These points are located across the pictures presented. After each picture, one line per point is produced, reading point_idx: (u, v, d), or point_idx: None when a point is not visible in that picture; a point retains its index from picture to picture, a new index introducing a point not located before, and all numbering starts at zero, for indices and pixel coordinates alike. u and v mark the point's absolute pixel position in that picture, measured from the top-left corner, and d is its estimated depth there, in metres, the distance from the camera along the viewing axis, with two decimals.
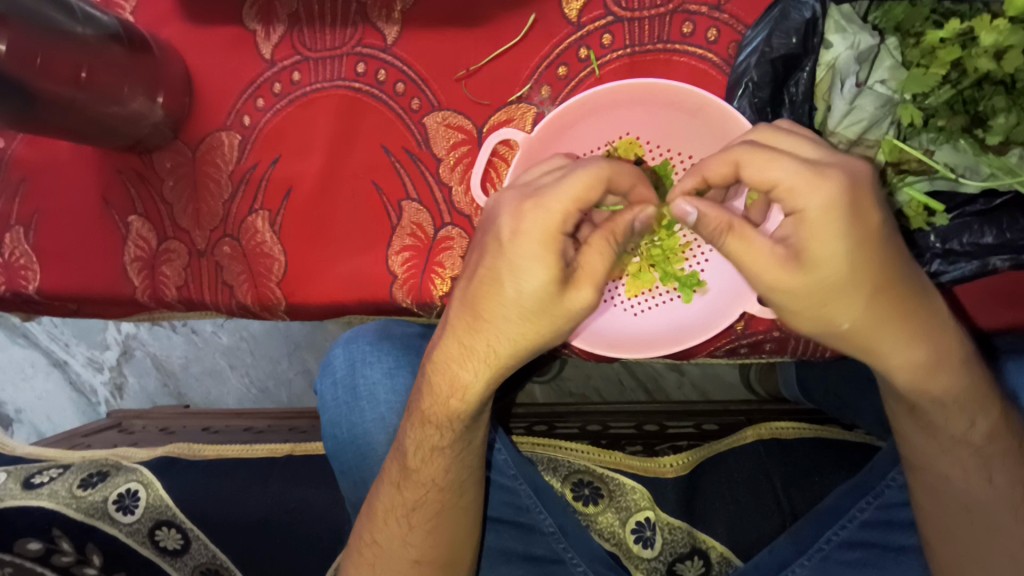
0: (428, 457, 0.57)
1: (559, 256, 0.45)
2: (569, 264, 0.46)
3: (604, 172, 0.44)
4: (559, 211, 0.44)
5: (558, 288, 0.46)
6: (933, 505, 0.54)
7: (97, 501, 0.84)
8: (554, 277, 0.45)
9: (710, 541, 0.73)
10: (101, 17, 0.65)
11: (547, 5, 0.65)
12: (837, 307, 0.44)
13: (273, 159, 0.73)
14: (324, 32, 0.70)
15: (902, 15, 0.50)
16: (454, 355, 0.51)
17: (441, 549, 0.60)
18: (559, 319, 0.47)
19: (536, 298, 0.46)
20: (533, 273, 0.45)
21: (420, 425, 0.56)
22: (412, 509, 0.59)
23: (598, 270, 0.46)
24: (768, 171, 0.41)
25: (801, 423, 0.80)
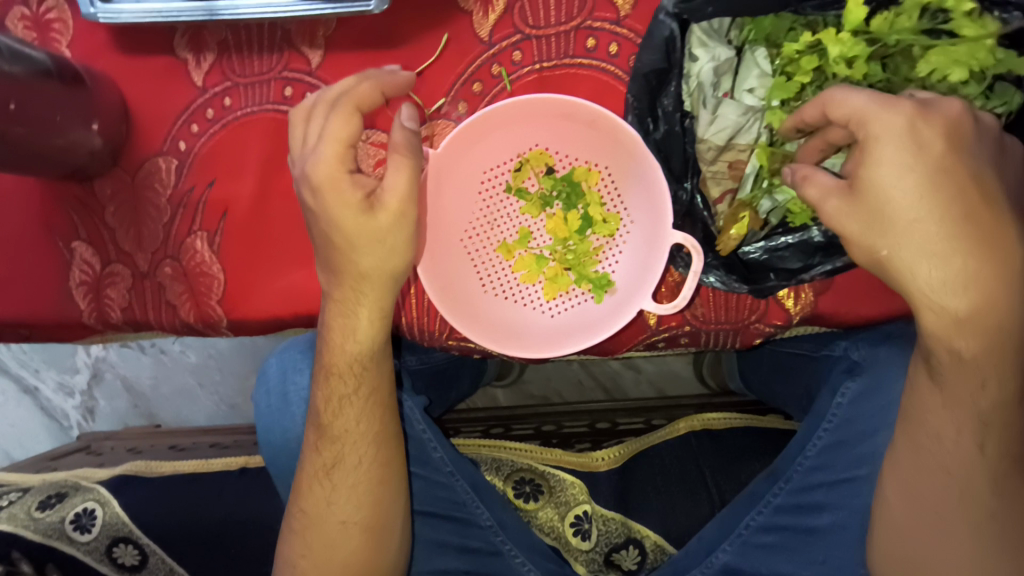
0: (339, 407, 0.64)
1: (358, 189, 0.55)
2: (369, 194, 0.56)
3: (347, 106, 0.55)
4: (335, 155, 0.54)
5: (364, 214, 0.55)
6: (911, 464, 0.56)
7: (54, 522, 0.85)
8: (358, 204, 0.55)
9: (644, 531, 0.76)
10: (33, 53, 0.67)
11: (459, 26, 0.68)
12: (882, 243, 0.47)
13: (209, 182, 0.75)
14: (252, 58, 0.73)
15: (770, 27, 0.55)
16: (338, 313, 0.61)
17: (369, 513, 0.64)
18: (389, 238, 0.57)
19: (353, 226, 0.56)
20: (336, 215, 0.55)
21: (325, 381, 0.64)
22: (332, 469, 0.64)
23: (397, 184, 0.55)
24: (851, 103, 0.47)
25: (733, 414, 0.84)
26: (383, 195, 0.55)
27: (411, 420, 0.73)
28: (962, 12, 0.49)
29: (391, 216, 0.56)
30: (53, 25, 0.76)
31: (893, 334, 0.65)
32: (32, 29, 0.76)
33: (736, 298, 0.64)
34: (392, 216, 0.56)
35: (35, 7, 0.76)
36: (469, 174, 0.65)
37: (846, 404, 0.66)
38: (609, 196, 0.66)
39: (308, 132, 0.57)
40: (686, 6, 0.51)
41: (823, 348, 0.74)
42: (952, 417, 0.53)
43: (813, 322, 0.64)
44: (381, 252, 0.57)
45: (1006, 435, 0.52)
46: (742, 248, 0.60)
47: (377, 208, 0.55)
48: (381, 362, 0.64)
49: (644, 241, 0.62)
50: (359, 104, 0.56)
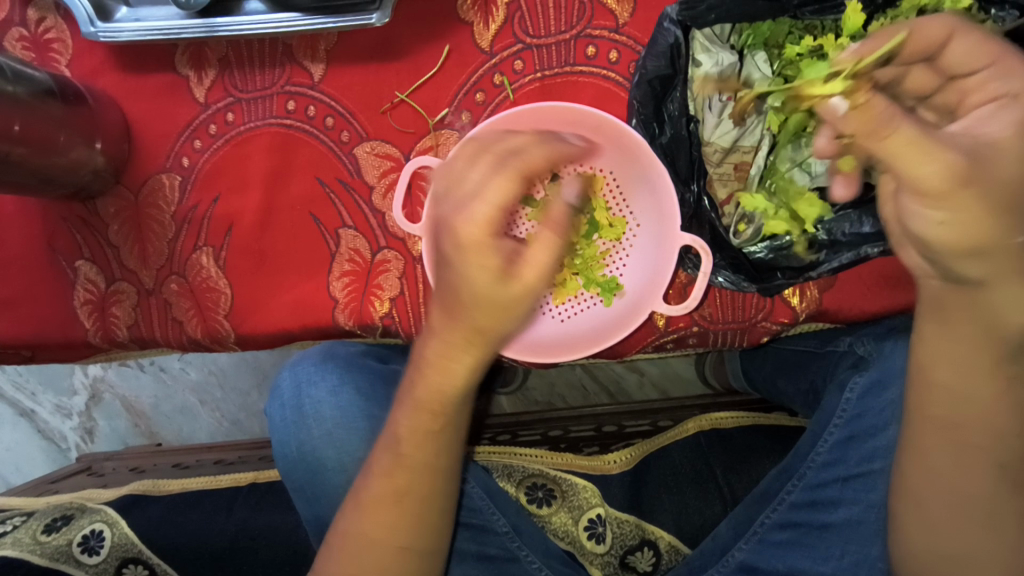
0: (421, 441, 0.57)
1: (501, 256, 0.47)
2: (508, 261, 0.47)
3: (514, 168, 0.46)
4: (486, 217, 0.45)
5: (500, 281, 0.47)
6: (954, 466, 0.53)
7: (62, 544, 0.84)
8: (495, 271, 0.46)
9: (659, 532, 0.76)
10: (34, 73, 0.67)
11: (460, 37, 0.69)
12: (992, 220, 0.41)
13: (213, 198, 0.76)
14: (254, 73, 0.74)
15: (768, 32, 0.57)
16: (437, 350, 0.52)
17: (424, 539, 0.59)
18: (515, 309, 0.48)
19: (484, 297, 0.47)
20: (469, 276, 0.47)
21: (411, 411, 0.56)
22: (403, 496, 0.57)
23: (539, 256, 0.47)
24: (976, 53, 0.47)
25: (741, 413, 0.85)
26: (521, 265, 0.47)
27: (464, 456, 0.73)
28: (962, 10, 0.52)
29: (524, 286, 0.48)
30: (52, 45, 0.76)
31: (897, 328, 0.67)
32: (31, 50, 0.76)
33: (742, 297, 0.65)
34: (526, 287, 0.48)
35: (34, 28, 0.76)
36: None
37: (854, 400, 0.67)
38: (614, 201, 0.67)
39: (466, 179, 0.47)
40: (689, 13, 0.52)
41: (827, 344, 0.76)
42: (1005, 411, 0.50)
43: (818, 319, 0.65)
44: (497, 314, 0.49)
45: None
46: (748, 248, 0.60)
47: (511, 279, 0.47)
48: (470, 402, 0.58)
49: (654, 243, 0.64)
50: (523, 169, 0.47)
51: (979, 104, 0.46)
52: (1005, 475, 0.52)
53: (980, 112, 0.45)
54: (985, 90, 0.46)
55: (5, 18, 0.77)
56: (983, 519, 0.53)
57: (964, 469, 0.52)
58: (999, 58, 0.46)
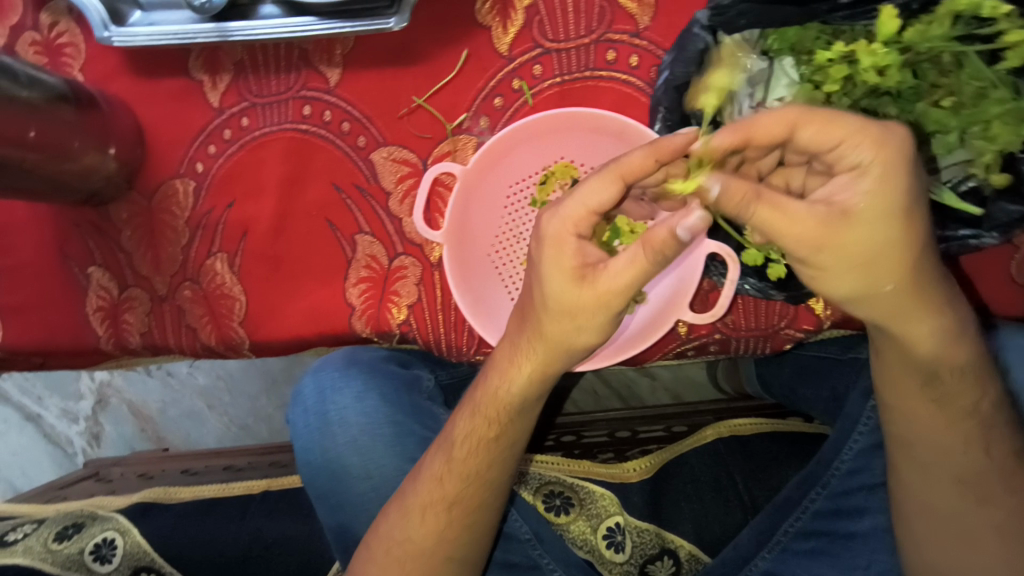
0: (474, 448, 0.59)
1: (576, 259, 0.50)
2: (588, 265, 0.50)
3: (612, 172, 0.48)
4: (573, 217, 0.50)
5: (575, 283, 0.50)
6: (923, 483, 0.55)
7: (73, 553, 0.84)
8: (572, 273, 0.50)
9: (678, 540, 0.75)
10: (48, 79, 0.66)
11: (478, 41, 0.68)
12: (884, 269, 0.45)
13: (228, 204, 0.75)
14: (269, 78, 0.73)
15: (795, 37, 0.54)
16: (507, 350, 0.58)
17: (469, 547, 0.61)
18: (581, 316, 0.51)
19: (558, 298, 0.51)
20: (546, 274, 0.51)
21: (468, 414, 0.60)
22: (451, 504, 0.60)
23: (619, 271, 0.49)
24: (828, 133, 0.43)
25: (757, 419, 0.85)
26: (602, 272, 0.49)
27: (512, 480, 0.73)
28: (1002, 16, 0.48)
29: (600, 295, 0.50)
30: (65, 50, 0.76)
31: None
32: (43, 54, 0.76)
33: (765, 305, 0.64)
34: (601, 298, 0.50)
35: (47, 32, 0.75)
36: (498, 188, 0.69)
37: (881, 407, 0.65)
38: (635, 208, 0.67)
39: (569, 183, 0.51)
40: (719, 18, 0.52)
41: (848, 351, 0.75)
42: (954, 433, 0.54)
43: (844, 326, 0.64)
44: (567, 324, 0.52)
45: (1007, 435, 0.54)
46: None
47: (587, 282, 0.50)
48: (527, 416, 0.59)
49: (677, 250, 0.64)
50: (627, 174, 0.48)
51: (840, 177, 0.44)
52: (969, 492, 0.54)
53: (840, 178, 0.44)
54: (841, 162, 0.43)
55: (17, 21, 0.76)
56: (959, 532, 0.55)
57: (923, 486, 0.56)
58: (851, 134, 0.42)
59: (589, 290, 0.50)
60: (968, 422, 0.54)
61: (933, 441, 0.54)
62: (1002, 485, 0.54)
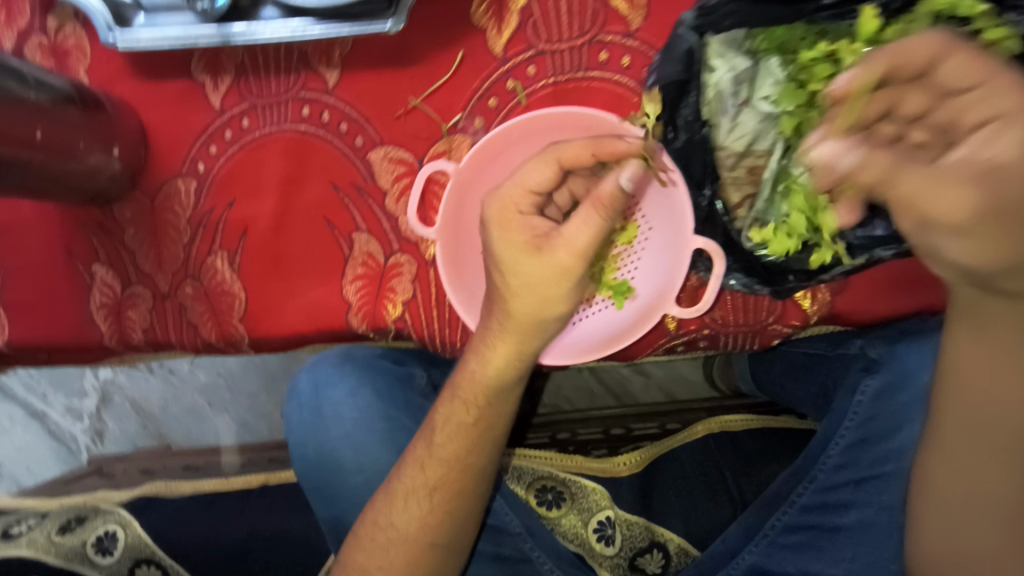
0: (454, 434, 0.61)
1: (527, 233, 0.55)
2: (540, 236, 0.55)
3: (549, 156, 0.56)
4: (513, 196, 0.56)
5: (533, 254, 0.55)
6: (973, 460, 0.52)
7: (75, 546, 0.85)
8: (527, 244, 0.55)
9: (668, 534, 0.77)
10: (54, 81, 0.68)
11: (473, 43, 0.70)
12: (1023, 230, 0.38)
13: (229, 203, 0.77)
14: (269, 79, 0.75)
15: (783, 37, 0.56)
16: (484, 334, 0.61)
17: (449, 535, 0.63)
18: (542, 285, 0.55)
19: (528, 274, 0.55)
20: (503, 250, 0.56)
21: (446, 401, 0.62)
22: (434, 490, 0.61)
23: (572, 238, 0.54)
24: (969, 72, 0.45)
25: (749, 415, 0.84)
26: (555, 240, 0.54)
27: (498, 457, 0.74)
28: (978, 15, 0.49)
29: (566, 259, 0.54)
30: (71, 52, 0.78)
31: (906, 332, 0.67)
32: (50, 57, 0.78)
33: (753, 301, 0.65)
34: (561, 264, 0.54)
35: (54, 35, 0.77)
36: (489, 185, 0.70)
37: (866, 403, 0.67)
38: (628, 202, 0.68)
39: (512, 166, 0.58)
40: (706, 19, 0.53)
41: (837, 347, 0.75)
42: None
43: (831, 322, 0.65)
44: (534, 300, 0.56)
45: None
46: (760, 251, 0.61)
47: (543, 252, 0.55)
48: (505, 399, 0.62)
49: (667, 247, 0.65)
50: (563, 158, 0.55)
51: (972, 128, 0.44)
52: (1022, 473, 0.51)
53: (976, 137, 0.43)
54: (974, 113, 0.44)
55: (25, 25, 0.78)
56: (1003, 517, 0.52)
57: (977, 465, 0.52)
58: (988, 78, 0.44)
59: (546, 259, 0.54)
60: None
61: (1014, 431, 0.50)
62: None
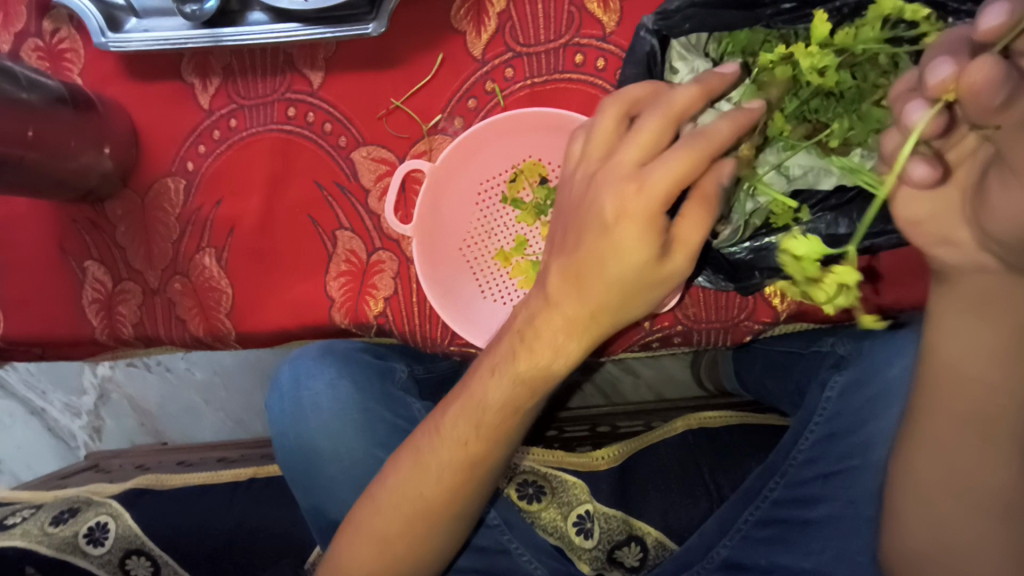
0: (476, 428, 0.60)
1: (662, 237, 0.51)
2: (665, 237, 0.52)
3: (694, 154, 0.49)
4: (656, 192, 0.50)
5: (660, 260, 0.52)
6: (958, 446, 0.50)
7: (68, 536, 0.87)
8: (656, 247, 0.52)
9: (645, 528, 0.77)
10: (47, 82, 0.70)
11: (453, 46, 0.72)
12: None
13: (216, 201, 0.79)
14: (256, 81, 0.77)
15: (745, 40, 0.58)
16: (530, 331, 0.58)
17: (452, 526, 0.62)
18: (653, 284, 0.54)
19: (640, 270, 0.53)
20: (626, 253, 0.52)
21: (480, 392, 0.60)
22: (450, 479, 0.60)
23: (693, 239, 0.52)
24: None
25: (727, 411, 0.87)
26: (680, 241, 0.52)
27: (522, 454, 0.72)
28: (922, 19, 0.51)
29: (682, 259, 0.53)
30: (65, 55, 0.80)
31: (876, 330, 0.69)
32: (45, 59, 0.80)
33: (725, 297, 0.67)
34: (678, 264, 0.53)
35: (49, 38, 0.80)
36: (466, 183, 0.73)
37: (835, 398, 0.68)
38: None
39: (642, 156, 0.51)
40: (664, 23, 0.55)
41: (812, 344, 0.77)
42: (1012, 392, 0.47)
43: (801, 319, 0.66)
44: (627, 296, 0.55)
45: None
46: (728, 247, 0.62)
47: (669, 256, 0.52)
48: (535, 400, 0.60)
49: None
50: (701, 153, 0.49)
51: None
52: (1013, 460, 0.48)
53: None
54: None
55: (22, 28, 0.80)
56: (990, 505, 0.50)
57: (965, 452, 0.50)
58: None
59: (671, 264, 0.52)
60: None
61: (1016, 421, 0.47)
62: None
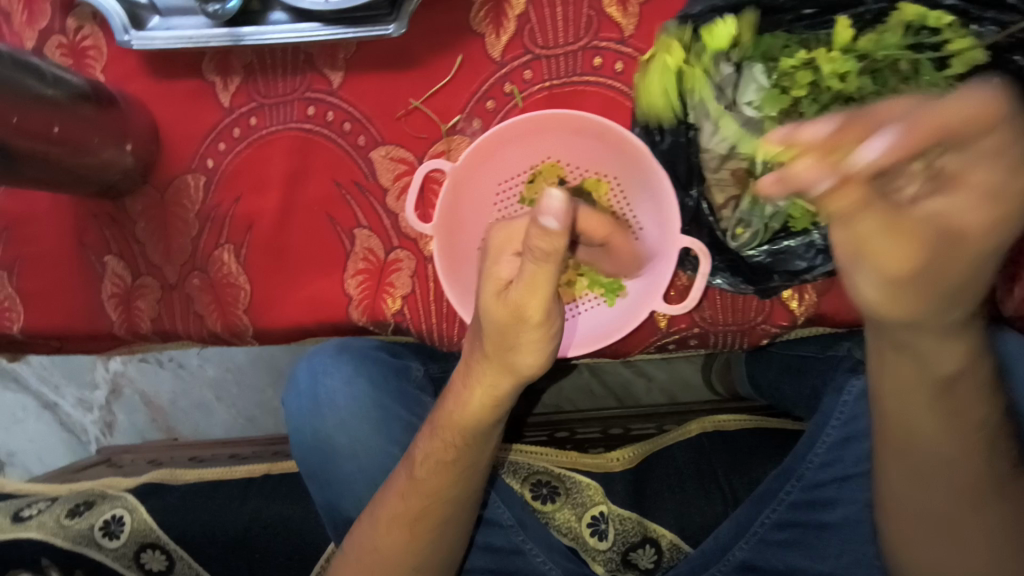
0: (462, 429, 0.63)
1: (492, 277, 0.56)
2: (501, 283, 0.56)
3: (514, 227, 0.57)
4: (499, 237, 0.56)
5: (495, 300, 0.56)
6: (910, 487, 0.55)
7: (84, 528, 0.89)
8: (490, 288, 0.56)
9: (660, 530, 0.78)
10: (71, 78, 0.71)
11: (472, 46, 0.72)
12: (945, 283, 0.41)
13: (236, 199, 0.79)
14: (276, 80, 0.78)
15: (765, 45, 0.57)
16: (482, 367, 0.60)
17: (437, 525, 0.65)
18: (517, 335, 0.56)
19: (493, 325, 0.56)
20: (482, 294, 0.57)
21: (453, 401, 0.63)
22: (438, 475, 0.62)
23: (519, 296, 0.55)
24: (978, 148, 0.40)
25: (742, 415, 0.87)
26: (509, 289, 0.55)
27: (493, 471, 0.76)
28: (945, 26, 0.51)
29: (507, 312, 0.55)
30: (88, 52, 0.81)
31: None
32: (69, 56, 0.81)
33: (742, 300, 0.67)
34: (505, 317, 0.55)
35: (73, 36, 0.81)
36: (486, 183, 0.73)
37: (852, 402, 0.68)
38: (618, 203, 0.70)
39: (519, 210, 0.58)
40: None
41: (828, 349, 0.78)
42: (950, 438, 0.52)
43: (818, 323, 0.67)
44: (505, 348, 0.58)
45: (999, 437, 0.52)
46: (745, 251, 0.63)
47: (501, 298, 0.56)
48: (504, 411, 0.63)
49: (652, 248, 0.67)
50: (498, 226, 0.57)
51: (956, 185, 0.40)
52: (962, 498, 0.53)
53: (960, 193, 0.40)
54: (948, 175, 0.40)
55: (46, 26, 0.81)
56: (950, 539, 0.54)
57: (917, 493, 0.55)
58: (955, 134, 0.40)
59: (495, 308, 0.56)
60: (977, 433, 0.51)
61: (954, 469, 0.53)
62: (1005, 494, 0.53)
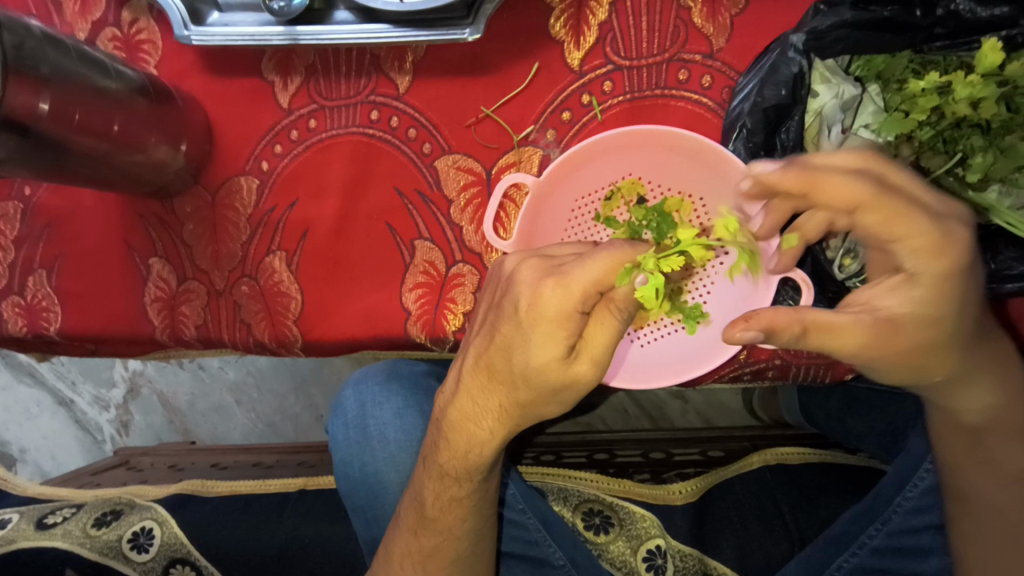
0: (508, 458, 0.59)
1: (561, 339, 0.46)
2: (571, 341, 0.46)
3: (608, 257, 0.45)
4: (582, 291, 0.45)
5: (564, 360, 0.46)
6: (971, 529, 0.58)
7: (111, 540, 0.85)
8: (552, 352, 0.46)
9: (722, 568, 0.73)
10: (129, 73, 0.67)
11: (550, 54, 0.69)
12: (942, 358, 0.50)
13: (291, 203, 0.76)
14: (339, 82, 0.74)
15: (883, 65, 0.58)
16: (457, 402, 0.53)
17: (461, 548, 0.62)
18: (562, 391, 0.48)
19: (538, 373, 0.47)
20: (531, 353, 0.46)
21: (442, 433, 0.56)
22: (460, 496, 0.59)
23: (596, 342, 0.46)
24: (895, 226, 0.45)
25: (804, 448, 0.84)
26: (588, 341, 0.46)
27: (510, 504, 0.73)
28: None
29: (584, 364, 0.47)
30: (142, 46, 0.78)
31: None
32: (122, 49, 0.78)
33: None
34: (560, 376, 0.47)
35: (127, 28, 0.78)
36: (563, 200, 0.68)
37: None
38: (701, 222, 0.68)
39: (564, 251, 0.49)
40: (816, 42, 0.56)
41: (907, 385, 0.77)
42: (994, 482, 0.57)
43: None
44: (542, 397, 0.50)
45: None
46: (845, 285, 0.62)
47: (570, 358, 0.46)
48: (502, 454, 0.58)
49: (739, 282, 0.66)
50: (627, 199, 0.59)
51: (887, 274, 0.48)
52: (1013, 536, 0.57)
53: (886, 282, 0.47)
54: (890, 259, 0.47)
55: (99, 17, 0.78)
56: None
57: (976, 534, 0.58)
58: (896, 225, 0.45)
59: (559, 368, 0.46)
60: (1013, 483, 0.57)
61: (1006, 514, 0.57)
62: None
